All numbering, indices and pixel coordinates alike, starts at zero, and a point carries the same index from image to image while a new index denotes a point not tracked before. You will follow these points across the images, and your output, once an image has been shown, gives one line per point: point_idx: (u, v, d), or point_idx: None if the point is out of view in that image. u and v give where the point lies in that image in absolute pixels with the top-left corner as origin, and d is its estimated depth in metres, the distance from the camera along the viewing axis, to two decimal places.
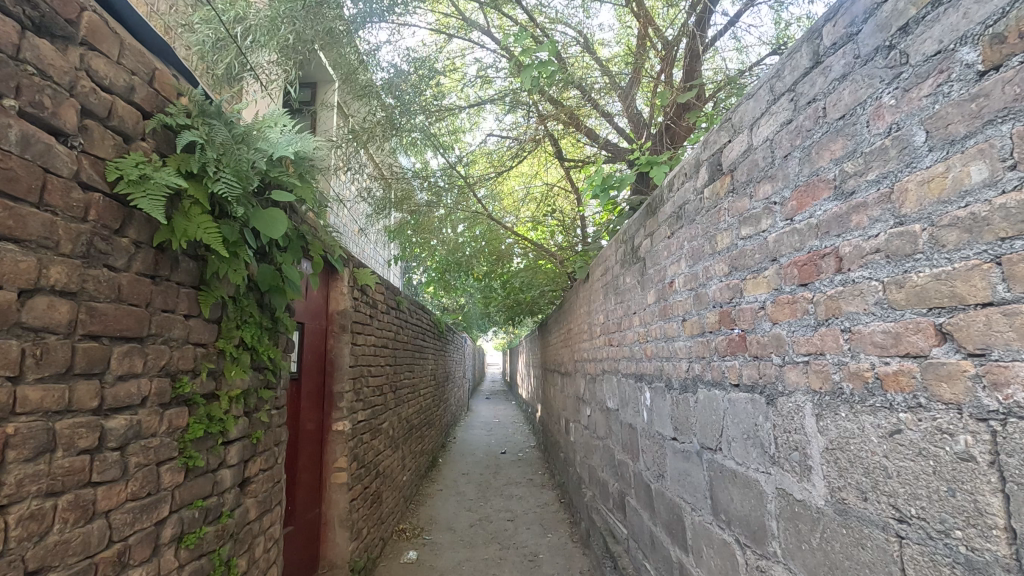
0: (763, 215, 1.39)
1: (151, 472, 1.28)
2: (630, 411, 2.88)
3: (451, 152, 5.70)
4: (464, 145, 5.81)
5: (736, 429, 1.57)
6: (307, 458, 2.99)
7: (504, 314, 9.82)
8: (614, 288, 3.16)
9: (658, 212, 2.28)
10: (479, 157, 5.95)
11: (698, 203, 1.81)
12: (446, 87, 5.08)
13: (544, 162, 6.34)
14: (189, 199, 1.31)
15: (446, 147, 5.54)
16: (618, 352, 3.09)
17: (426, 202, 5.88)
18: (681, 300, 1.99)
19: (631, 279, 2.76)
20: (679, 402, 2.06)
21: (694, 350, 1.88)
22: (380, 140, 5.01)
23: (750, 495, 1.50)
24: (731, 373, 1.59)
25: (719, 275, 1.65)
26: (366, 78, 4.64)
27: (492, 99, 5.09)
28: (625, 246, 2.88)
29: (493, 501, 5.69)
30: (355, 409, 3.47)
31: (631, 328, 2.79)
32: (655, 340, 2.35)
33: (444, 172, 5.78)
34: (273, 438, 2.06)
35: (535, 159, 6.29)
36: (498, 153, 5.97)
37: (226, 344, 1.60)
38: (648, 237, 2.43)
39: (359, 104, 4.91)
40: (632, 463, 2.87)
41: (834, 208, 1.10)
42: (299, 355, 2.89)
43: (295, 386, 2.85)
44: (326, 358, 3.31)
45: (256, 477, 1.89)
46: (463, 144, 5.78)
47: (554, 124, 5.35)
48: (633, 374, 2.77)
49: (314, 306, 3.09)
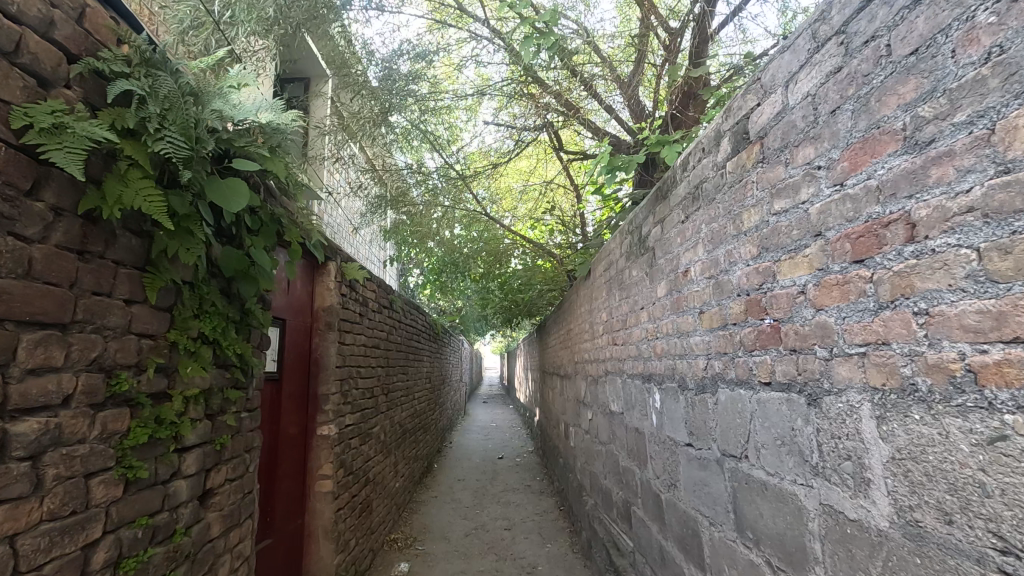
0: (803, 183, 1.18)
1: (78, 485, 1.07)
2: (637, 414, 2.68)
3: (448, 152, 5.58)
4: (462, 145, 5.67)
5: (767, 434, 1.37)
6: (289, 465, 2.78)
7: (501, 316, 9.61)
8: (619, 283, 2.96)
9: (671, 195, 2.07)
10: (478, 156, 5.81)
11: (719, 180, 1.61)
12: (442, 80, 4.89)
13: (543, 160, 6.19)
14: (125, 160, 1.10)
15: (440, 147, 5.44)
16: (624, 352, 2.89)
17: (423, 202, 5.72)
18: (698, 290, 1.79)
19: (638, 273, 2.55)
20: (695, 405, 1.85)
21: (714, 344, 1.67)
22: (372, 134, 4.81)
23: (784, 510, 1.30)
24: (761, 370, 1.38)
25: (746, 259, 1.44)
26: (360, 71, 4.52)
27: (490, 92, 4.90)
28: (632, 237, 2.68)
29: (491, 508, 5.47)
30: (342, 412, 3.26)
31: (638, 325, 2.59)
32: (666, 337, 2.15)
33: (443, 172, 5.61)
34: (243, 444, 1.85)
35: (534, 155, 6.12)
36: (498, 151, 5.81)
37: (180, 336, 1.39)
38: (659, 224, 2.22)
39: (349, 95, 4.71)
40: (639, 471, 2.66)
41: (903, 162, 0.90)
42: (279, 354, 2.68)
43: (275, 387, 2.63)
44: (311, 359, 3.10)
45: (220, 488, 1.68)
46: (461, 144, 5.64)
47: (555, 116, 5.16)
48: (641, 374, 2.57)
49: (296, 301, 2.87)
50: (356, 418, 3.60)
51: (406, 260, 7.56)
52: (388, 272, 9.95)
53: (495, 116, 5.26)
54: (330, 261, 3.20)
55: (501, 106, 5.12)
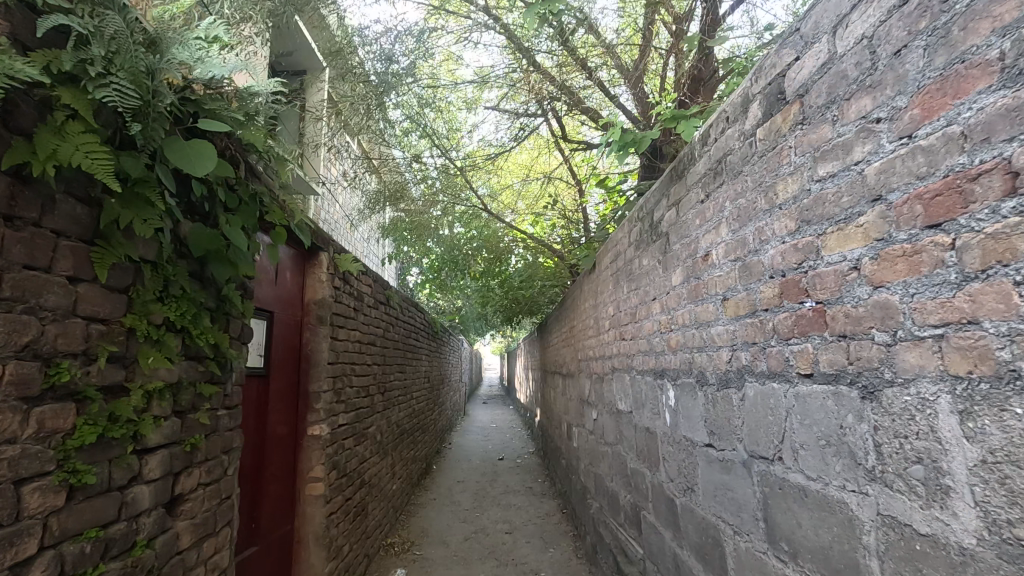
0: (857, 141, 1.02)
1: (5, 494, 0.90)
2: (648, 413, 2.51)
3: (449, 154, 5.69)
4: (461, 144, 5.57)
5: (808, 433, 1.20)
6: (277, 466, 2.61)
7: (501, 315, 9.44)
8: (627, 274, 2.80)
9: (688, 174, 1.91)
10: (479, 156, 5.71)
11: (748, 150, 1.45)
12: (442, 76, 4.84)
13: (544, 154, 6.03)
14: (64, 110, 0.94)
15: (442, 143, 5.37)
16: (633, 346, 2.73)
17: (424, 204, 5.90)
18: (721, 275, 1.62)
19: (649, 261, 2.39)
20: (716, 401, 1.69)
21: (740, 333, 1.51)
22: (368, 126, 4.65)
23: (829, 521, 1.14)
24: (800, 360, 1.22)
25: (782, 235, 1.28)
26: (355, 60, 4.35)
27: (490, 82, 4.75)
28: (642, 224, 2.52)
29: (491, 511, 5.31)
30: (335, 411, 3.09)
31: (649, 317, 2.43)
32: (682, 329, 1.98)
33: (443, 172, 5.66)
34: (220, 444, 1.69)
35: (534, 150, 5.97)
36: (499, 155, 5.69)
37: (140, 321, 1.23)
38: (673, 207, 2.06)
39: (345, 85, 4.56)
40: (650, 473, 2.50)
41: (1000, 99, 0.74)
42: (265, 349, 2.50)
43: (261, 384, 2.46)
44: (302, 355, 2.93)
45: (191, 494, 1.51)
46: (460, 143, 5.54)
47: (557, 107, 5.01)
48: (652, 370, 2.40)
49: (285, 292, 2.70)
50: (350, 418, 3.43)
51: (404, 256, 7.40)
52: (386, 270, 9.79)
53: (495, 109, 5.10)
54: (321, 252, 3.03)
55: (502, 96, 4.97)
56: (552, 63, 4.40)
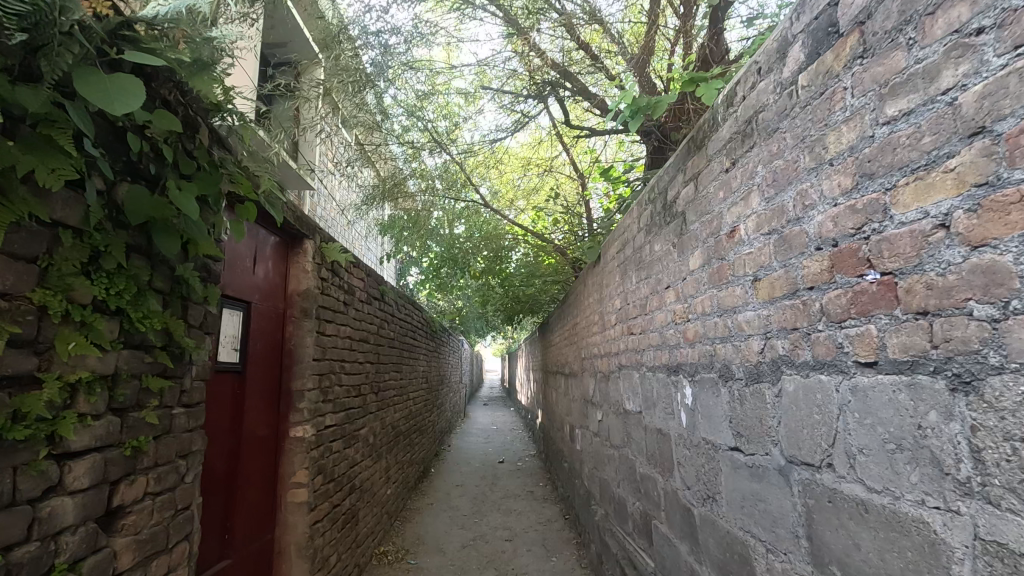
0: (948, 63, 0.81)
1: None
2: (659, 413, 2.30)
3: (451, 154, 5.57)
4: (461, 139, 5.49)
5: (869, 434, 0.98)
6: (254, 471, 2.39)
7: (501, 315, 9.22)
8: (636, 262, 2.58)
9: (709, 143, 1.70)
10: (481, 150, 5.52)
11: (786, 102, 1.23)
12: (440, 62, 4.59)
13: (546, 148, 5.83)
14: None
15: (443, 144, 5.33)
16: (642, 341, 2.51)
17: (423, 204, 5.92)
18: (751, 253, 1.41)
19: (662, 246, 2.18)
20: (744, 399, 1.47)
21: (776, 318, 1.29)
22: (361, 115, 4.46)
23: (900, 546, 0.92)
24: (860, 346, 1.00)
25: (834, 195, 1.06)
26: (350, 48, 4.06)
27: (489, 70, 4.54)
28: (654, 206, 2.31)
29: (491, 517, 5.09)
30: (321, 411, 2.88)
31: (661, 308, 2.21)
32: (702, 317, 1.77)
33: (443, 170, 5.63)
34: (174, 446, 1.47)
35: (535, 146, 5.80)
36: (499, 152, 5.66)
37: (57, 297, 1.02)
38: (690, 182, 1.85)
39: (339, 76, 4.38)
40: (662, 480, 2.28)
41: None
42: (240, 342, 2.29)
43: (235, 380, 2.25)
44: (284, 351, 2.71)
45: (135, 505, 1.30)
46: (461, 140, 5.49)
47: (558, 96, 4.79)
48: (665, 365, 2.19)
49: (263, 281, 2.48)
50: (339, 419, 3.21)
51: (402, 253, 7.20)
52: (385, 268, 9.60)
53: (497, 101, 4.89)
54: (306, 239, 2.83)
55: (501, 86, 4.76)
56: (555, 48, 4.20)
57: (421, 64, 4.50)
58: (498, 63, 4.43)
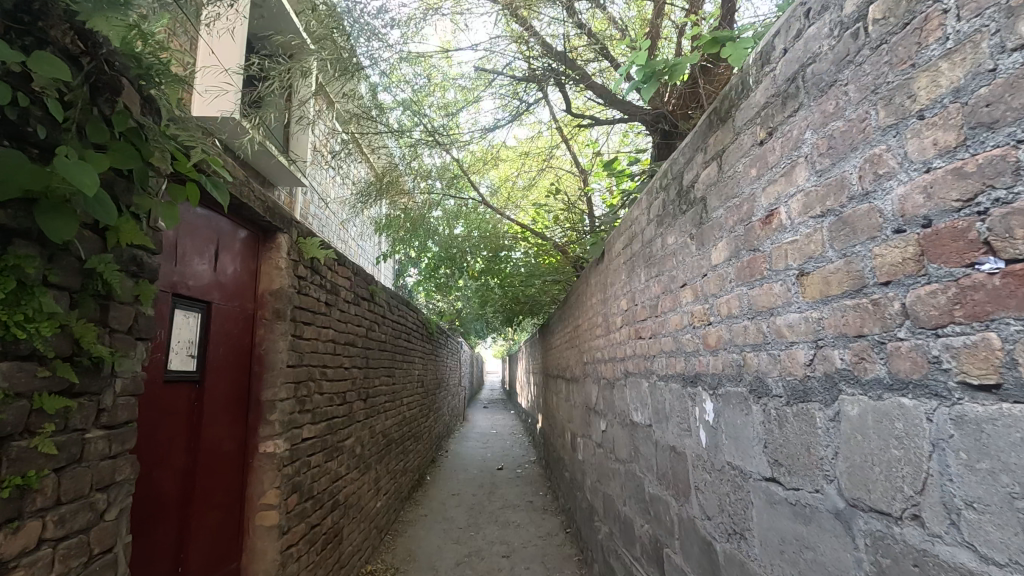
0: None
1: None
2: (673, 428, 2.03)
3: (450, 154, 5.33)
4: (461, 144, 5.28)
5: (988, 485, 0.71)
6: (215, 492, 2.13)
7: (501, 317, 8.97)
8: (645, 258, 2.32)
9: (737, 113, 1.43)
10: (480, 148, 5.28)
11: (851, 46, 0.96)
12: (442, 64, 4.36)
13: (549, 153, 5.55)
14: None
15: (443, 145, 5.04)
16: (653, 347, 2.25)
17: (422, 208, 5.83)
18: (794, 241, 1.15)
19: (676, 239, 1.91)
20: (786, 421, 1.20)
21: (831, 321, 1.02)
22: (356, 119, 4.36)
23: None
24: (970, 361, 0.73)
25: (926, 159, 0.80)
26: (348, 46, 3.67)
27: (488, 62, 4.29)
28: (667, 194, 2.04)
29: (488, 530, 4.82)
30: (296, 422, 2.61)
31: (675, 310, 1.95)
32: (727, 321, 1.50)
33: (443, 168, 5.47)
34: (88, 479, 1.20)
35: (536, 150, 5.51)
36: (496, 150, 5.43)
37: None
38: (713, 161, 1.59)
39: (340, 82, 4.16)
40: (676, 503, 2.02)
41: None
42: (197, 347, 2.03)
43: (191, 391, 1.98)
44: (254, 356, 2.44)
45: (23, 559, 1.03)
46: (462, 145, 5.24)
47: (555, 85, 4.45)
48: (680, 375, 1.92)
49: (224, 278, 2.21)
50: (318, 430, 2.94)
51: (398, 252, 6.94)
52: (382, 269, 9.33)
53: (497, 96, 4.64)
54: (280, 232, 2.57)
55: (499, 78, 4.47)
56: (557, 35, 3.95)
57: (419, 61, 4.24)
58: (495, 53, 4.17)
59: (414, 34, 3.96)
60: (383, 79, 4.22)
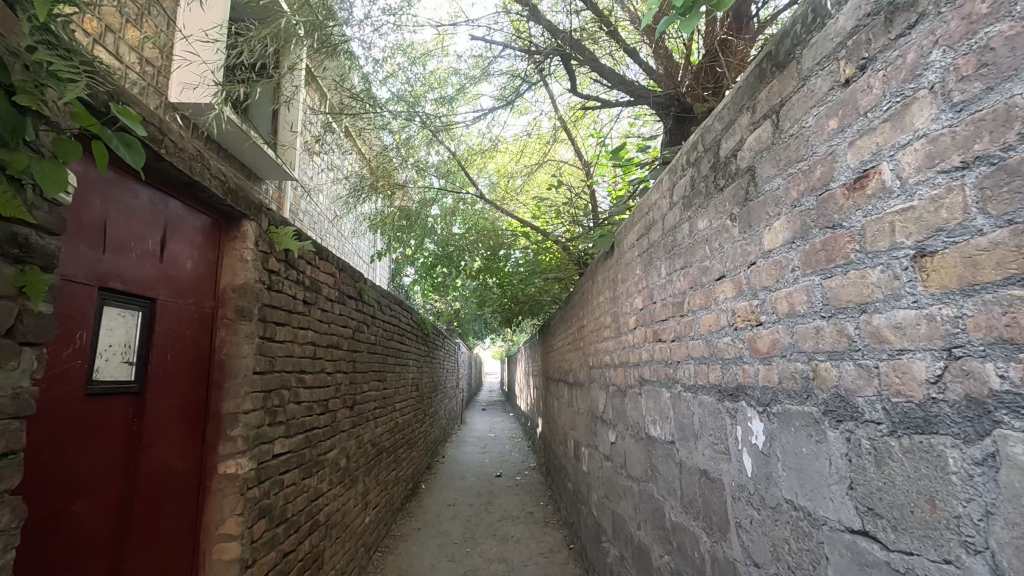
0: None
1: None
2: (704, 448, 1.71)
3: (446, 147, 5.03)
4: (457, 137, 4.97)
5: None
6: (161, 523, 1.79)
7: (500, 317, 8.64)
8: (667, 247, 2.00)
9: (803, 51, 1.11)
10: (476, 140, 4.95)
11: None
12: (434, 48, 4.04)
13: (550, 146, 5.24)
14: None
15: (439, 137, 4.74)
16: (677, 351, 1.92)
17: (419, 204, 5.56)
18: (907, 212, 0.82)
19: (711, 222, 1.59)
20: (891, 457, 0.88)
21: (985, 322, 0.70)
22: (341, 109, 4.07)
23: None
24: None
25: None
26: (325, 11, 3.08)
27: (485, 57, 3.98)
28: (697, 170, 1.73)
29: (485, 545, 4.49)
30: (264, 437, 2.27)
31: (708, 308, 1.62)
32: (787, 322, 1.18)
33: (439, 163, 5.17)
34: None
35: (535, 144, 5.21)
36: (496, 146, 5.14)
37: None
38: (766, 120, 1.27)
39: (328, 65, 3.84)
40: (708, 538, 1.69)
41: None
42: (136, 352, 1.70)
43: (127, 403, 1.65)
44: (214, 363, 2.11)
45: None
46: (457, 135, 4.94)
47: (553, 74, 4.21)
48: (715, 386, 1.60)
49: (173, 270, 1.88)
50: (293, 444, 2.60)
51: (393, 250, 6.60)
52: (378, 267, 8.97)
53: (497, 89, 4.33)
54: (245, 221, 2.23)
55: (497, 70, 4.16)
56: (561, 14, 3.65)
57: (412, 49, 3.94)
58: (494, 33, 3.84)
59: (406, 23, 3.67)
60: (378, 71, 3.93)
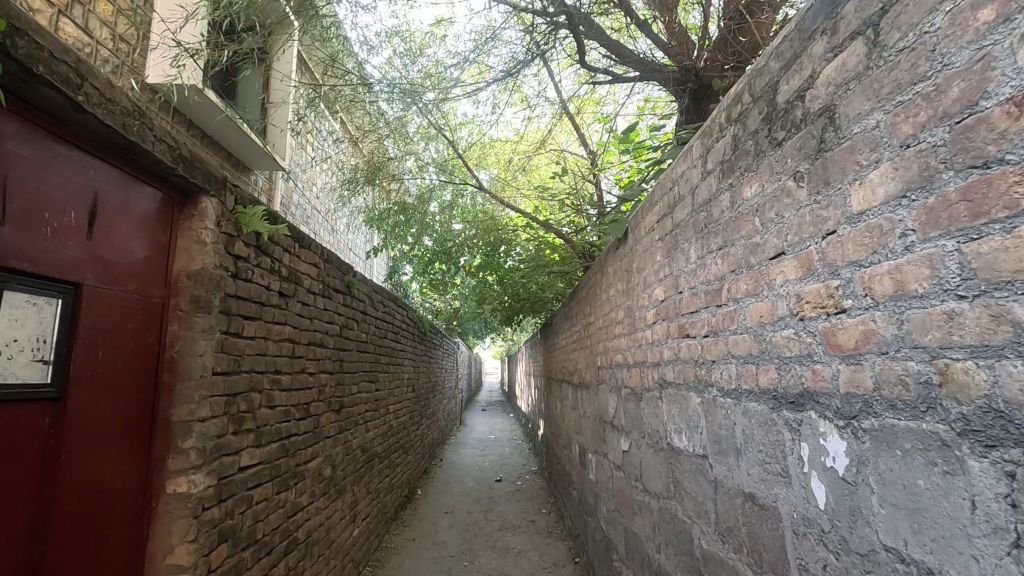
0: None
1: None
2: (750, 467, 1.39)
3: (443, 136, 4.74)
4: (454, 125, 4.67)
5: None
6: (91, 554, 1.48)
7: (501, 317, 8.34)
8: (698, 225, 1.69)
9: None
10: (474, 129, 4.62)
11: None
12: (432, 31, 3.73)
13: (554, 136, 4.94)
14: None
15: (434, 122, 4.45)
16: (711, 348, 1.61)
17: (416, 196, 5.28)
18: None
19: (763, 187, 1.28)
20: None
21: None
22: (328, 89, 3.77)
23: None
24: None
25: None
26: None
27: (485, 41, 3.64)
28: (741, 127, 1.41)
29: (484, 558, 4.17)
30: (226, 448, 1.95)
31: (757, 294, 1.31)
32: (891, 308, 0.86)
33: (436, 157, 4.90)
34: None
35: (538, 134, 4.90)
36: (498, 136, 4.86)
37: None
38: (856, 39, 0.96)
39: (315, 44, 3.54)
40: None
41: None
42: (52, 347, 1.39)
43: (40, 410, 1.34)
44: (164, 361, 1.79)
45: None
46: (455, 123, 4.65)
47: (557, 53, 3.89)
48: (766, 392, 1.28)
49: (108, 250, 1.57)
50: (264, 454, 2.28)
51: (389, 247, 6.31)
52: (375, 265, 8.66)
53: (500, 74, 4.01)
54: (204, 197, 1.91)
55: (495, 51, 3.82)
56: None
57: (410, 36, 3.65)
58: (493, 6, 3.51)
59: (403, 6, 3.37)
60: (374, 58, 3.63)
